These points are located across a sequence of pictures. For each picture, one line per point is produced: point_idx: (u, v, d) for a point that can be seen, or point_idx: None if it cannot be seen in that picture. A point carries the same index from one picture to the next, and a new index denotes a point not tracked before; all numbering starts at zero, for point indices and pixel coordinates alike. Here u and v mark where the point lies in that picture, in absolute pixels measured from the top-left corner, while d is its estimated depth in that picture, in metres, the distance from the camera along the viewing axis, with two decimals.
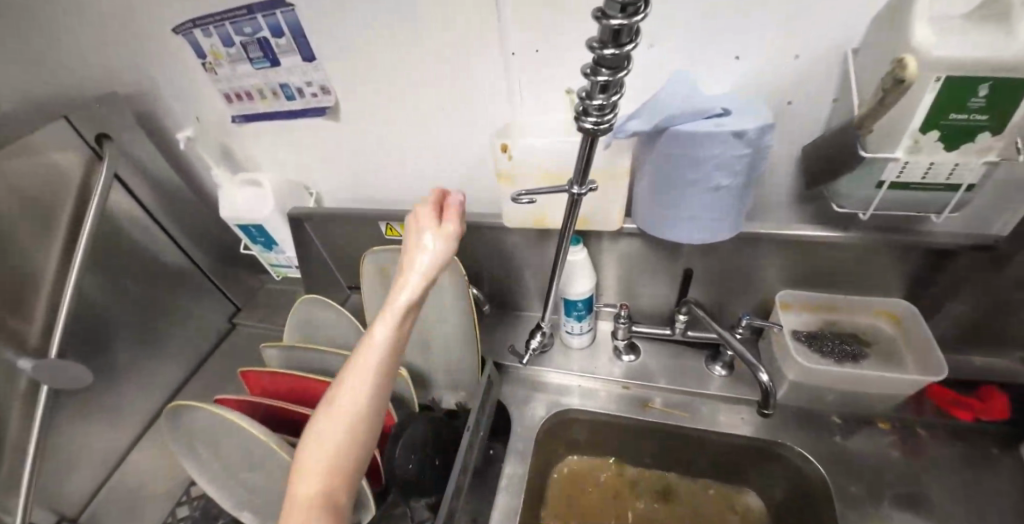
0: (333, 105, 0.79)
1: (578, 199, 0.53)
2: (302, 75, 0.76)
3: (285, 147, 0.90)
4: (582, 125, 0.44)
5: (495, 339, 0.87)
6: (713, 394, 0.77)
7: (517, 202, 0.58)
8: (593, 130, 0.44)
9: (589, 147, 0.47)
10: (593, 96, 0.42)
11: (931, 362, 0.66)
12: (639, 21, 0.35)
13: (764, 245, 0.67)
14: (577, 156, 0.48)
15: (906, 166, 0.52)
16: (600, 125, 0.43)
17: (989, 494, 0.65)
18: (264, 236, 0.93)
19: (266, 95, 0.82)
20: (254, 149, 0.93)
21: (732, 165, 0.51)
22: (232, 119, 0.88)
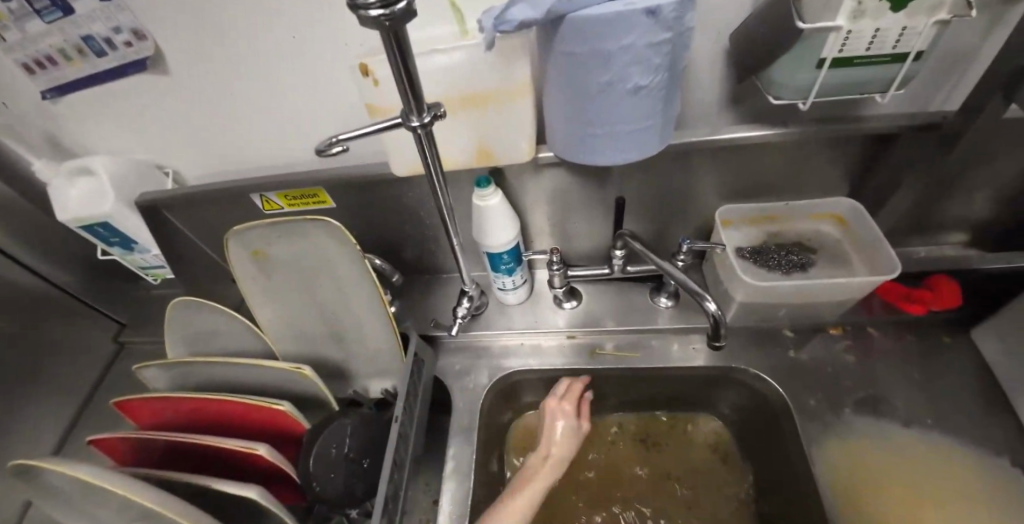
0: (154, 53, 0.61)
1: (423, 134, 0.41)
2: (107, 20, 0.58)
3: (114, 120, 0.71)
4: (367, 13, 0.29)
5: (422, 309, 0.77)
6: (662, 328, 0.72)
7: (327, 153, 0.42)
8: (389, 20, 0.30)
9: (399, 53, 0.33)
10: None
11: (880, 259, 0.61)
12: None
13: (698, 158, 0.58)
14: (389, 67, 0.34)
15: (850, 35, 0.43)
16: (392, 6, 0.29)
17: (939, 383, 0.64)
18: (117, 235, 0.77)
19: (71, 56, 0.63)
20: (79, 128, 0.73)
21: (649, 57, 0.40)
22: (41, 94, 0.68)
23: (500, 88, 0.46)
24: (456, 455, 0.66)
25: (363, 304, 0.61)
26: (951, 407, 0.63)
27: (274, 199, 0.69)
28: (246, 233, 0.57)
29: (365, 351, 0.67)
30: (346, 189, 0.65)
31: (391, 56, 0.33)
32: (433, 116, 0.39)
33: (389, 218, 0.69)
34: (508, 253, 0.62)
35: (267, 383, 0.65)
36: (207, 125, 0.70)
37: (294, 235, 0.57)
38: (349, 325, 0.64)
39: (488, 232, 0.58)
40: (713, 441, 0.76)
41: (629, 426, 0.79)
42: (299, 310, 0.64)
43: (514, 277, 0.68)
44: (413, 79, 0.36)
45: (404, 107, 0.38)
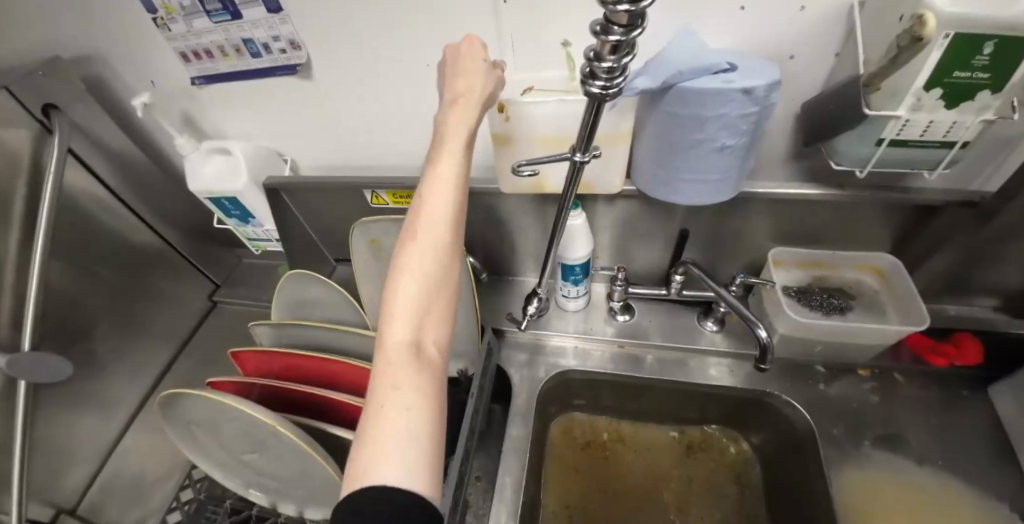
0: (304, 61, 0.73)
1: (580, 166, 0.51)
2: (268, 28, 0.69)
3: (253, 113, 0.84)
4: (589, 89, 0.41)
5: (491, 305, 0.87)
6: (704, 348, 0.80)
7: (518, 174, 0.57)
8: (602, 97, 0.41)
9: (596, 112, 0.44)
10: (602, 58, 0.38)
11: (914, 312, 0.68)
12: None
13: (760, 204, 0.67)
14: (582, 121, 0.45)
15: (907, 123, 0.51)
16: (608, 90, 0.41)
17: (956, 432, 0.71)
18: (238, 209, 0.89)
19: (227, 52, 0.74)
20: (223, 116, 0.86)
21: (737, 125, 0.49)
22: (191, 80, 0.81)
23: (606, 131, 0.56)
24: (512, 436, 0.76)
25: (453, 294, 0.71)
26: (967, 455, 0.69)
27: (383, 195, 0.79)
28: (370, 224, 0.68)
29: (445, 334, 0.77)
30: None
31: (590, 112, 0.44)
32: (593, 155, 0.50)
33: (477, 224, 0.80)
34: (581, 266, 0.73)
35: (361, 351, 0.77)
36: (335, 126, 0.82)
37: (408, 230, 0.67)
38: None
39: (569, 247, 0.68)
40: (739, 460, 0.84)
41: (663, 435, 0.88)
42: None
43: (579, 288, 0.78)
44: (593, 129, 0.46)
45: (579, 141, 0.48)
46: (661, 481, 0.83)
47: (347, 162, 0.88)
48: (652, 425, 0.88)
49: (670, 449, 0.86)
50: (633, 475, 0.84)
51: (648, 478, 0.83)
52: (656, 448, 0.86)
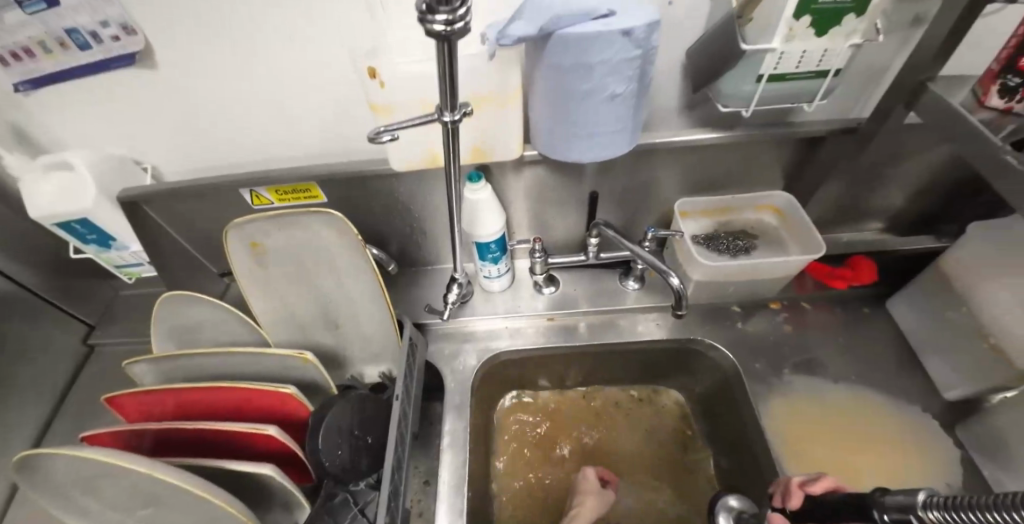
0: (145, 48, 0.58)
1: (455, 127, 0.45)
2: (92, 12, 0.54)
3: (76, 117, 0.67)
4: (431, 30, 0.34)
5: (407, 298, 0.82)
6: (630, 307, 0.80)
7: (377, 141, 0.45)
8: (449, 37, 0.35)
9: (451, 57, 0.38)
10: None
11: (810, 242, 0.71)
12: None
13: (659, 156, 0.67)
14: (440, 76, 0.39)
15: (782, 56, 0.51)
16: (455, 26, 0.34)
17: (861, 346, 0.76)
18: (95, 232, 0.75)
19: (52, 48, 0.57)
20: (40, 127, 0.68)
21: (622, 70, 0.47)
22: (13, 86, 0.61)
23: (492, 92, 0.51)
24: (452, 431, 0.71)
25: (361, 292, 0.65)
26: (873, 365, 0.74)
27: (264, 193, 0.71)
28: (248, 225, 0.60)
29: (360, 335, 0.70)
30: (341, 185, 0.68)
31: (441, 61, 0.38)
32: (463, 114, 0.43)
33: (381, 211, 0.73)
34: (496, 242, 0.68)
35: (264, 369, 0.68)
36: (193, 127, 0.68)
37: (295, 227, 0.60)
38: (346, 312, 0.68)
39: (479, 218, 0.63)
40: (682, 411, 0.86)
41: (611, 399, 0.89)
42: (297, 301, 0.67)
43: (498, 266, 0.74)
44: (456, 81, 0.40)
45: (441, 102, 0.42)
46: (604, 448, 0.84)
47: (216, 167, 0.74)
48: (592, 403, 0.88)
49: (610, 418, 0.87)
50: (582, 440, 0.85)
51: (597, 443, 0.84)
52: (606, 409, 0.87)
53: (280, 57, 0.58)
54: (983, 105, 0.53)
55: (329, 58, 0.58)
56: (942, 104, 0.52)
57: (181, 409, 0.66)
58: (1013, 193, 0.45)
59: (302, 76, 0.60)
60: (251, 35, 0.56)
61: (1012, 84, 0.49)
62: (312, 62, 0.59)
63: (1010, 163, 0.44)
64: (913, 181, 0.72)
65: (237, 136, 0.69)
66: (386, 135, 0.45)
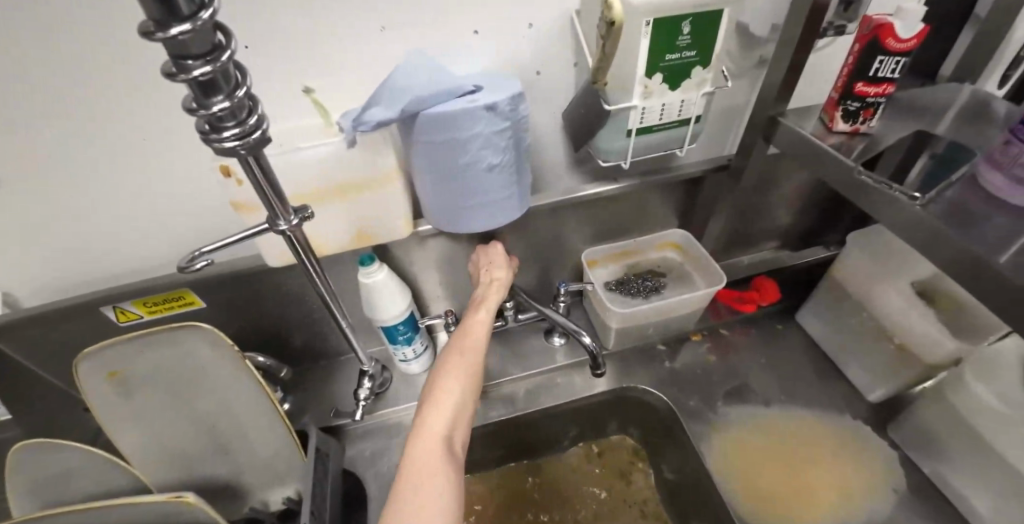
0: None
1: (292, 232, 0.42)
2: None
3: None
4: (223, 145, 0.32)
5: (319, 397, 0.74)
6: (559, 364, 0.77)
7: (194, 267, 0.41)
8: (246, 148, 0.32)
9: (261, 170, 0.35)
10: (210, 101, 0.29)
11: (710, 272, 0.74)
12: (230, 59, 0.29)
13: (555, 212, 0.67)
14: (254, 188, 0.37)
15: (645, 111, 0.54)
16: (248, 136, 0.32)
17: (783, 364, 0.78)
18: None
19: None
20: None
21: (495, 142, 0.47)
22: None
23: (365, 176, 0.49)
24: None
25: (250, 407, 0.57)
26: (798, 380, 0.76)
27: (131, 309, 0.62)
28: (101, 353, 0.51)
29: (260, 457, 0.61)
30: (224, 288, 0.62)
31: (251, 175, 0.35)
32: (302, 217, 0.42)
33: (275, 308, 0.67)
34: (403, 323, 0.63)
35: (144, 521, 0.57)
36: (5, 259, 0.57)
37: (161, 347, 0.52)
38: (238, 434, 0.59)
39: (380, 302, 0.59)
40: (638, 468, 0.80)
41: (564, 474, 0.81)
42: (177, 430, 0.58)
43: (413, 347, 0.68)
44: (276, 188, 0.38)
45: (269, 214, 0.40)
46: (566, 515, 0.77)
47: (67, 291, 0.64)
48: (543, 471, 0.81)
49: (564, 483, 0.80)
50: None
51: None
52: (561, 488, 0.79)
53: (115, 165, 0.50)
54: (832, 130, 0.55)
55: (184, 160, 0.52)
56: (795, 135, 0.56)
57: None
58: (872, 208, 0.48)
59: (152, 184, 0.53)
60: (74, 149, 0.48)
61: (853, 109, 0.52)
62: (162, 168, 0.52)
63: (861, 180, 0.49)
64: (793, 203, 0.78)
65: (84, 256, 0.60)
66: (203, 259, 0.41)
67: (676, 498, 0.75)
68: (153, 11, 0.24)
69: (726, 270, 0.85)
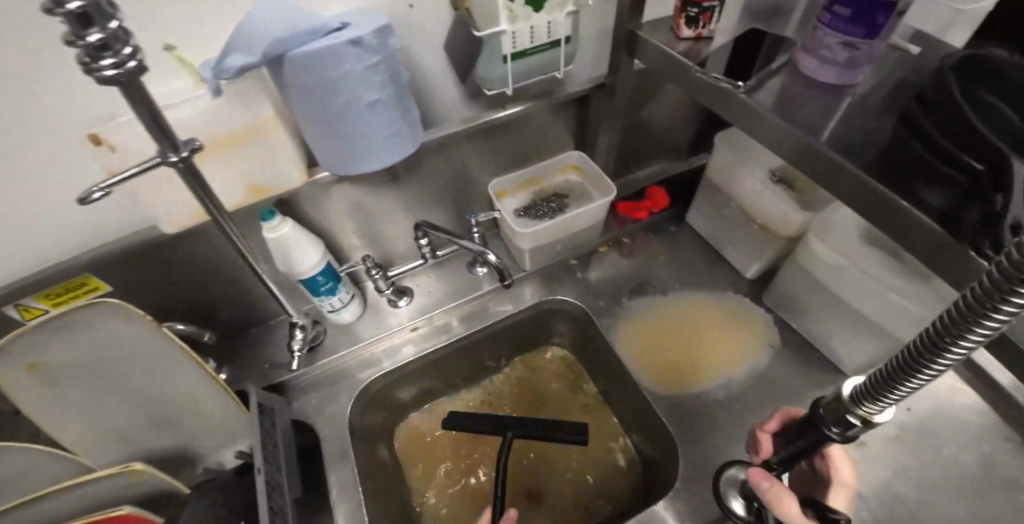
0: None
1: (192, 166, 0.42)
2: None
3: None
4: (101, 76, 0.32)
5: (255, 359, 0.76)
6: (483, 292, 0.83)
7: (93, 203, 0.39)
8: (125, 77, 0.32)
9: (147, 99, 0.35)
10: (85, 34, 0.29)
11: (604, 184, 0.81)
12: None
13: (450, 144, 0.71)
14: (139, 116, 0.36)
15: (516, 36, 0.57)
16: (126, 67, 0.32)
17: (679, 259, 0.88)
18: None
19: None
20: None
21: (369, 77, 0.48)
22: None
23: (246, 128, 0.51)
24: (340, 481, 0.68)
25: (180, 375, 0.60)
26: (693, 271, 0.86)
27: (34, 305, 0.59)
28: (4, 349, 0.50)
29: (203, 422, 0.64)
30: (129, 268, 0.61)
31: (136, 109, 0.36)
32: (192, 149, 0.41)
33: (189, 281, 0.67)
34: (321, 273, 0.67)
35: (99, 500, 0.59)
36: None
37: (70, 330, 0.52)
38: (176, 404, 0.61)
39: (291, 254, 0.62)
40: (570, 375, 0.89)
41: (506, 393, 0.88)
42: (110, 410, 0.59)
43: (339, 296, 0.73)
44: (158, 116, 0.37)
45: (157, 145, 0.39)
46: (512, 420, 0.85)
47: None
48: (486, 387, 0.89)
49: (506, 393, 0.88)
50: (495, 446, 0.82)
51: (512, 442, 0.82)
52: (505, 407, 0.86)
53: None
54: (682, 37, 0.61)
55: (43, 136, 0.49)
56: (653, 50, 0.62)
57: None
58: (717, 103, 0.55)
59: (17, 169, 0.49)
60: None
61: (693, 15, 0.59)
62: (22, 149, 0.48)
63: (703, 80, 0.56)
64: (674, 114, 0.85)
65: None
66: (102, 192, 0.39)
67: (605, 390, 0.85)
68: None
69: (625, 185, 0.92)
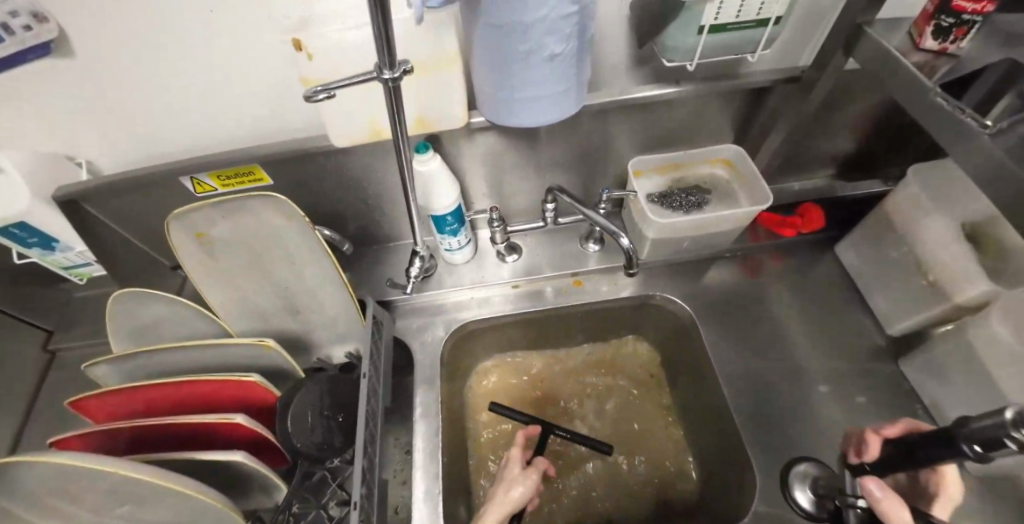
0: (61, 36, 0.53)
1: (394, 87, 0.43)
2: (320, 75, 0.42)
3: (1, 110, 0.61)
4: (312, 97, 0.42)
5: (372, 277, 0.83)
6: (592, 268, 0.82)
7: (312, 102, 0.43)
8: (395, 81, 0.43)
9: (398, 102, 0.45)
10: (321, 93, 0.42)
11: (758, 192, 0.73)
12: (406, 71, 0.43)
13: (608, 114, 0.67)
14: (390, 113, 0.46)
15: (723, 4, 0.51)
16: (319, 99, 0.43)
17: (809, 286, 0.81)
18: (36, 235, 0.75)
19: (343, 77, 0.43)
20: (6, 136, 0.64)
21: (560, 27, 0.45)
22: (310, 92, 0.42)
23: (428, 59, 0.50)
24: (424, 401, 0.74)
25: (314, 273, 0.64)
26: (822, 308, 0.79)
27: (206, 181, 0.70)
28: (188, 215, 0.58)
29: (323, 320, 0.70)
30: (294, 165, 0.68)
31: (372, 12, 0.36)
32: (403, 72, 0.42)
33: (332, 189, 0.74)
34: (451, 214, 0.69)
35: (232, 359, 0.67)
36: (117, 119, 0.64)
37: (237, 212, 0.59)
38: (302, 294, 0.67)
39: (431, 191, 0.64)
40: (653, 370, 0.89)
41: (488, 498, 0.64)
42: (257, 291, 0.67)
43: (458, 238, 0.75)
44: (389, 36, 0.39)
45: (379, 61, 0.41)
46: (593, 391, 0.88)
47: (148, 162, 0.72)
48: (574, 352, 0.91)
49: (592, 364, 0.90)
50: (556, 413, 0.86)
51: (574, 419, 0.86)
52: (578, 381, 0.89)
53: (203, 37, 0.55)
54: (919, 47, 0.55)
55: (266, 48, 0.57)
56: (874, 45, 0.54)
57: (143, 431, 0.62)
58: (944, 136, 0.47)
59: (240, 68, 0.58)
60: (175, 23, 0.53)
61: (944, 25, 0.52)
62: (237, 51, 0.56)
63: (940, 104, 0.47)
64: (852, 126, 0.76)
65: (182, 130, 0.67)
66: (322, 94, 0.43)
67: (683, 403, 0.83)
68: (386, 58, 0.40)
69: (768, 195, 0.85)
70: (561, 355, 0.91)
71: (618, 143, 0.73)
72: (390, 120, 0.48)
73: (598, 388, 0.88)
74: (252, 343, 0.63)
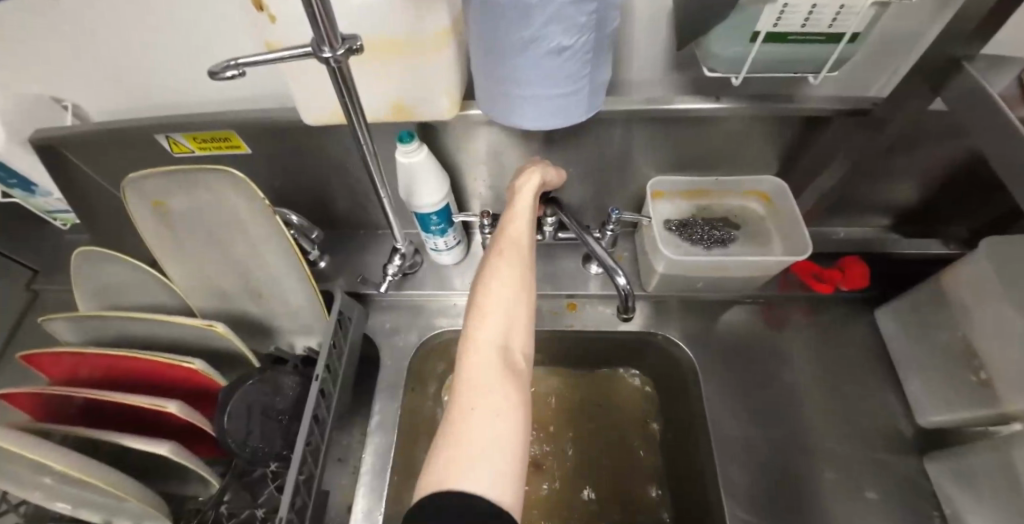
0: None
1: (340, 68, 0.36)
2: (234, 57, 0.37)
3: None
4: (228, 74, 0.37)
5: (353, 266, 0.77)
6: (591, 293, 0.73)
7: (226, 77, 0.37)
8: (336, 61, 0.35)
9: (348, 84, 0.38)
10: (237, 69, 0.37)
11: (795, 242, 0.62)
12: (350, 53, 0.36)
13: (632, 125, 0.58)
14: (339, 97, 0.39)
15: (787, 8, 0.41)
16: (237, 75, 0.37)
17: (836, 350, 0.71)
18: (15, 177, 0.71)
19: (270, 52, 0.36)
20: None
21: (571, 15, 0.36)
22: (219, 69, 0.37)
23: (411, 36, 0.42)
24: (382, 411, 0.68)
25: (277, 258, 0.58)
26: (847, 378, 0.69)
27: (181, 141, 0.63)
28: (144, 178, 0.53)
29: (285, 308, 0.64)
30: (274, 137, 0.62)
31: None
32: (348, 50, 0.35)
33: (315, 167, 0.67)
34: (437, 214, 0.61)
35: (185, 336, 0.62)
36: (88, 61, 0.58)
37: (195, 182, 0.53)
38: (264, 279, 0.61)
39: (414, 186, 0.57)
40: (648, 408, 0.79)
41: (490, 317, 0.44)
42: (217, 268, 0.61)
43: (446, 239, 0.67)
44: (325, 10, 0.31)
45: (315, 36, 0.34)
46: (583, 419, 0.78)
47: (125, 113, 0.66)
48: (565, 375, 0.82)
49: (583, 390, 0.81)
50: (530, 441, 0.77)
51: (558, 447, 0.76)
52: (568, 406, 0.79)
53: None
54: None
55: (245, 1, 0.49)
56: (975, 86, 0.43)
57: (77, 403, 0.57)
58: None
59: (216, 20, 0.51)
60: None
61: None
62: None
63: None
64: (920, 176, 0.64)
65: (158, 83, 0.61)
66: (237, 70, 0.37)
67: (672, 458, 0.73)
68: (316, 36, 0.33)
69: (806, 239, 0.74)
70: (549, 375, 0.82)
71: (641, 160, 0.64)
72: (346, 104, 0.41)
73: (588, 417, 0.78)
74: (201, 324, 0.57)
